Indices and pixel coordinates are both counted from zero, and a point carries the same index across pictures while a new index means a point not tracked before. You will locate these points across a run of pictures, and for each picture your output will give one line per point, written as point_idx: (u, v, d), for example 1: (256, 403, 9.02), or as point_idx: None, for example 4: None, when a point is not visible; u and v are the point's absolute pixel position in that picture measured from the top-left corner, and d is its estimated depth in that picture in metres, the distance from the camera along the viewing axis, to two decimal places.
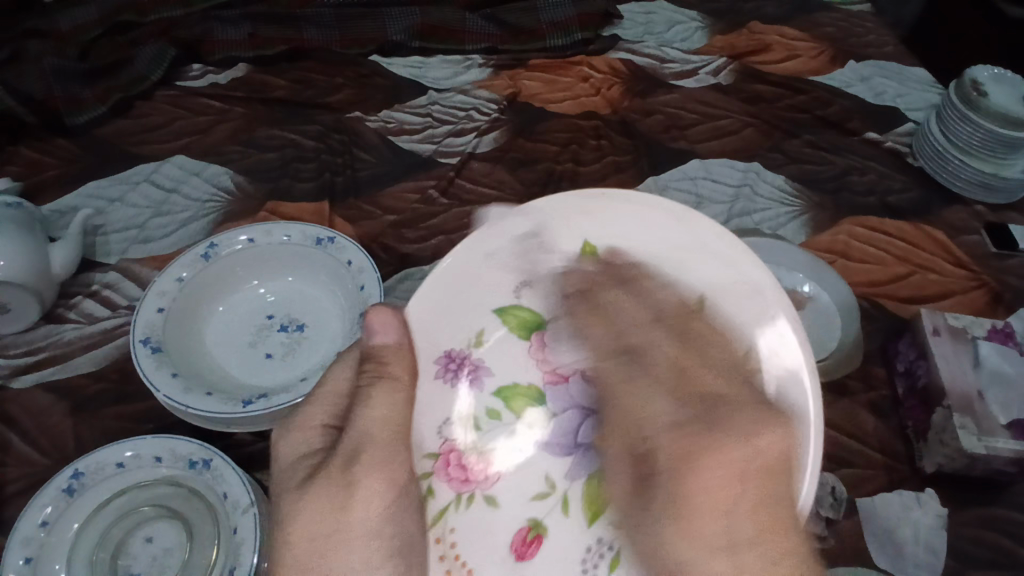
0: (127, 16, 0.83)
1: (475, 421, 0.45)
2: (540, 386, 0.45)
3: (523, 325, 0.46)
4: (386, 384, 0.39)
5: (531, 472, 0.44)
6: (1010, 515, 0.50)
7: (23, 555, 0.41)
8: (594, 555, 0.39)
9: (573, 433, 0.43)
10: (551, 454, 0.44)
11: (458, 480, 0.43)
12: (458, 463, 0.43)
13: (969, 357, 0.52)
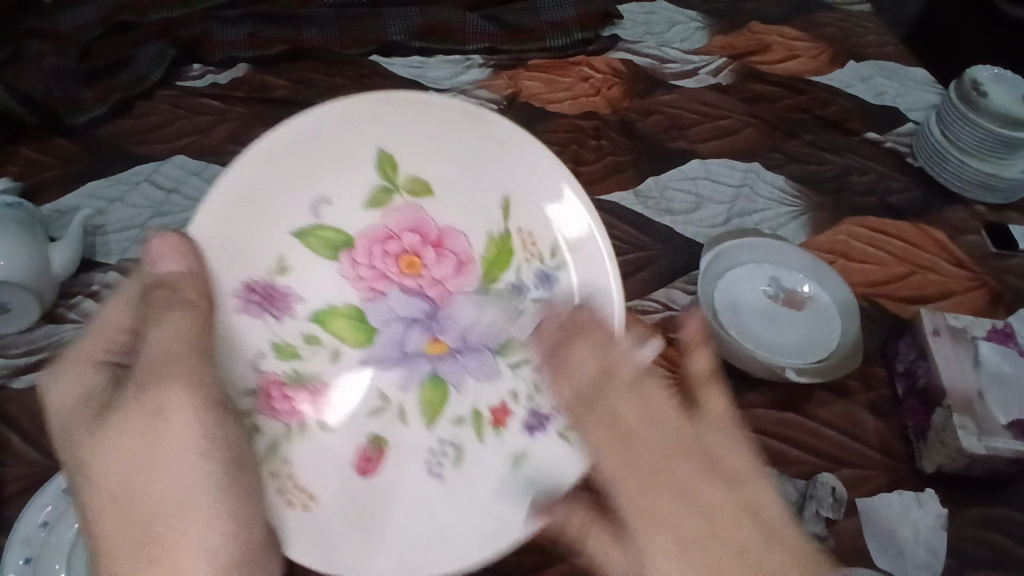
0: (127, 16, 0.82)
1: (293, 347, 0.47)
2: (357, 305, 0.49)
3: (330, 244, 0.48)
4: (190, 317, 0.38)
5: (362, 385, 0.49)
6: (1008, 514, 0.50)
7: (23, 555, 0.41)
8: (437, 455, 0.48)
9: (399, 342, 0.50)
10: (380, 370, 0.50)
11: (285, 409, 0.46)
12: (279, 392, 0.46)
13: (969, 357, 0.52)
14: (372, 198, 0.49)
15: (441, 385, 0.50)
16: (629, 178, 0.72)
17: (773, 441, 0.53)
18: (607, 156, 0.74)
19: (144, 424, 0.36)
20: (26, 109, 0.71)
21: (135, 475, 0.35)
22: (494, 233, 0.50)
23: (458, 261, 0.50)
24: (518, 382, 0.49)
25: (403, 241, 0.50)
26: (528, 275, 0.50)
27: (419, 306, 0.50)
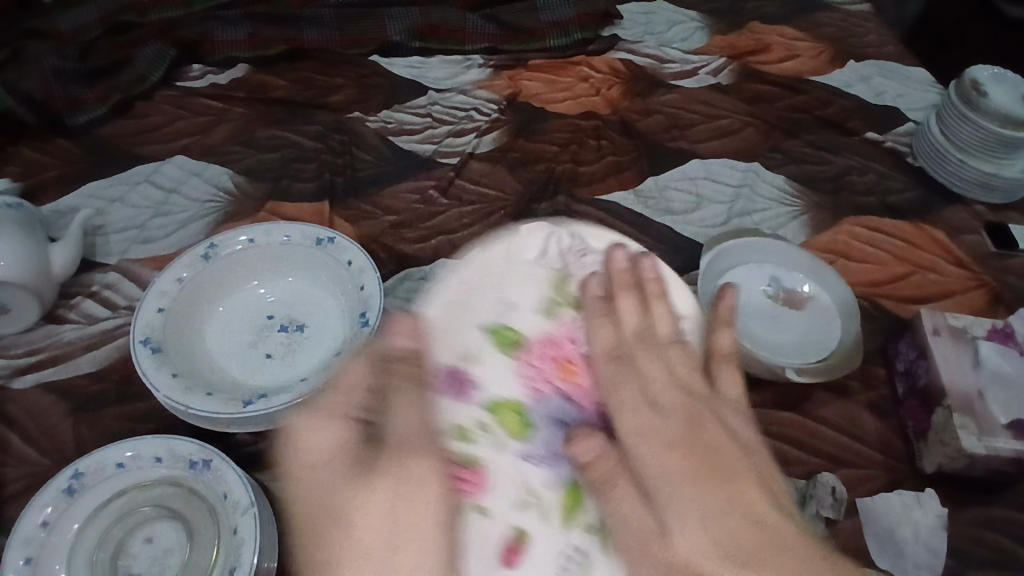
0: (128, 16, 0.82)
1: None
2: None
3: (402, 307, 0.44)
4: (423, 395, 0.35)
5: (448, 414, 0.37)
6: (1009, 515, 0.50)
7: (23, 555, 0.40)
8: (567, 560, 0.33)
9: None
10: None
11: (471, 486, 0.35)
12: (470, 469, 0.35)
13: (969, 357, 0.52)
14: (443, 261, 0.45)
15: (580, 489, 0.35)
16: (629, 178, 0.72)
17: (774, 441, 0.53)
18: (607, 155, 0.74)
19: (349, 447, 0.32)
20: (27, 109, 0.72)
21: (336, 497, 0.31)
22: (566, 324, 0.40)
23: (575, 366, 0.39)
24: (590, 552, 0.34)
25: (563, 351, 0.39)
26: (648, 380, 0.37)
27: (558, 408, 0.37)
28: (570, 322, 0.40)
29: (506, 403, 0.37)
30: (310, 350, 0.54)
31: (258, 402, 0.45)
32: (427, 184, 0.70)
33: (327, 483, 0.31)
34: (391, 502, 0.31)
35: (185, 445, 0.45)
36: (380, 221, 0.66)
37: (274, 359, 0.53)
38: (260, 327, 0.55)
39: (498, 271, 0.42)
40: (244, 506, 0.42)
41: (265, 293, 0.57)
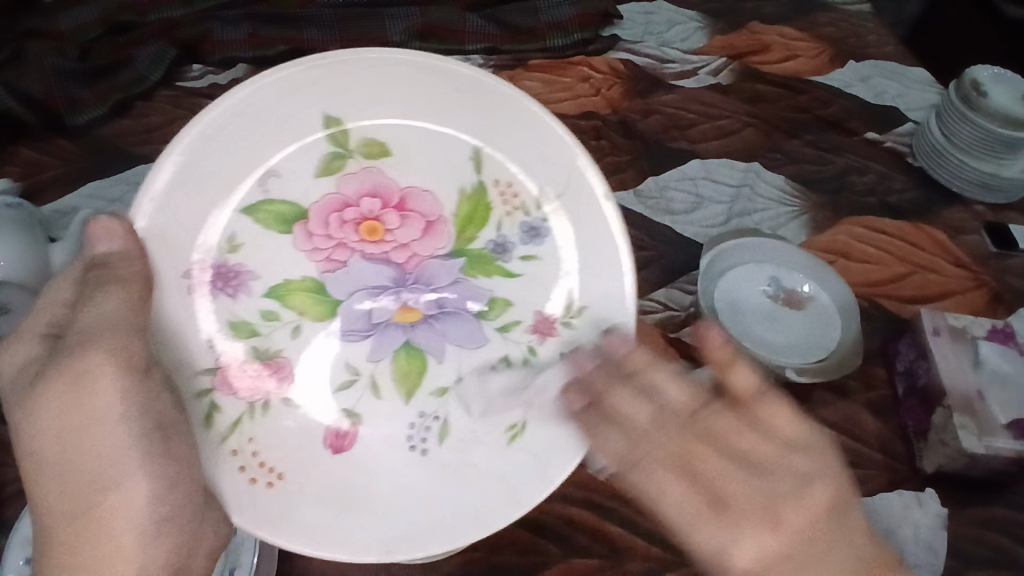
0: (126, 16, 0.82)
1: (251, 326, 0.49)
2: (313, 279, 0.51)
3: (279, 220, 0.49)
4: (126, 296, 0.41)
5: (336, 365, 0.51)
6: (1008, 514, 0.50)
7: (23, 555, 0.41)
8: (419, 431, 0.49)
9: (366, 317, 0.52)
10: (350, 342, 0.51)
11: (244, 392, 0.48)
12: (235, 375, 0.48)
13: (969, 357, 0.52)
14: (321, 165, 0.49)
15: (419, 352, 0.52)
16: (629, 178, 0.72)
17: None
18: (607, 156, 0.74)
19: (83, 409, 0.40)
20: (25, 109, 0.72)
21: (69, 460, 0.39)
22: (466, 187, 0.51)
23: (426, 222, 0.51)
24: (512, 345, 0.52)
25: (362, 208, 0.50)
26: (513, 227, 0.51)
27: (385, 273, 0.51)
28: (469, 180, 0.51)
29: (294, 294, 0.50)
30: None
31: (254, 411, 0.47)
32: None
33: (55, 468, 0.39)
34: (127, 439, 0.41)
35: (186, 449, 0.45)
36: None
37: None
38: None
39: (251, 117, 0.45)
40: None
41: None
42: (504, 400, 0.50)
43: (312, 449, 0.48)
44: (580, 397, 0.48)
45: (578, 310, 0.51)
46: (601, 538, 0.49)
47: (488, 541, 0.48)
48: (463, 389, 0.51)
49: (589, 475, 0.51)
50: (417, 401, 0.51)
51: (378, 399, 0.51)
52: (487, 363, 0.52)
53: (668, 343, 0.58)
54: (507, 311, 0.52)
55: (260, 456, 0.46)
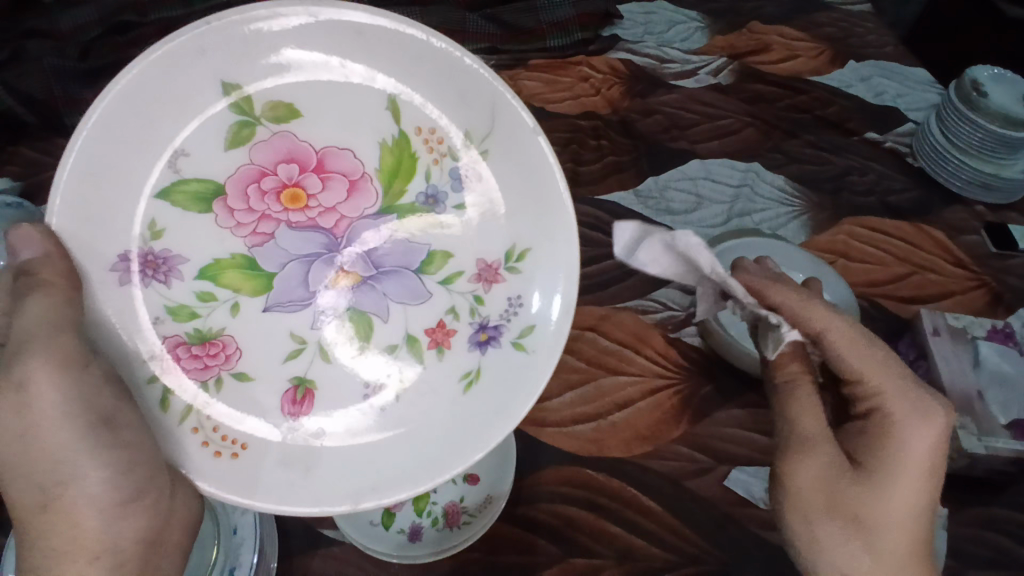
0: (127, 16, 0.82)
1: (185, 308, 0.49)
2: (242, 254, 0.50)
3: (237, 136, 0.48)
4: (52, 295, 0.41)
5: (276, 334, 0.51)
6: (1009, 514, 0.49)
7: None
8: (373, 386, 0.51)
9: (302, 283, 0.52)
10: (286, 311, 0.51)
11: (197, 369, 0.48)
12: (189, 355, 0.48)
13: (969, 358, 0.52)
14: (230, 135, 0.48)
15: (364, 314, 0.53)
16: (628, 178, 0.72)
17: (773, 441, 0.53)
18: (607, 155, 0.74)
19: (30, 411, 0.41)
20: (27, 108, 0.72)
21: (29, 463, 0.41)
22: (388, 139, 0.51)
23: (346, 178, 0.51)
24: (458, 296, 0.52)
25: (279, 176, 0.49)
26: (442, 176, 0.52)
27: (318, 240, 0.52)
28: (417, 181, 0.52)
29: (220, 268, 0.49)
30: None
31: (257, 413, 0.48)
32: None
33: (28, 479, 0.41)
34: (73, 436, 0.42)
35: None
36: None
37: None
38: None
39: (141, 106, 0.43)
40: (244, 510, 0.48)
41: None
42: (446, 348, 0.52)
43: (265, 410, 0.48)
44: (528, 341, 0.49)
45: (518, 252, 0.51)
46: (601, 537, 0.48)
47: (488, 541, 0.48)
48: (419, 344, 0.52)
49: (589, 474, 0.51)
50: (372, 348, 0.52)
51: (326, 363, 0.51)
52: (436, 316, 0.52)
53: (669, 343, 0.58)
54: (454, 277, 0.52)
55: (221, 431, 0.46)
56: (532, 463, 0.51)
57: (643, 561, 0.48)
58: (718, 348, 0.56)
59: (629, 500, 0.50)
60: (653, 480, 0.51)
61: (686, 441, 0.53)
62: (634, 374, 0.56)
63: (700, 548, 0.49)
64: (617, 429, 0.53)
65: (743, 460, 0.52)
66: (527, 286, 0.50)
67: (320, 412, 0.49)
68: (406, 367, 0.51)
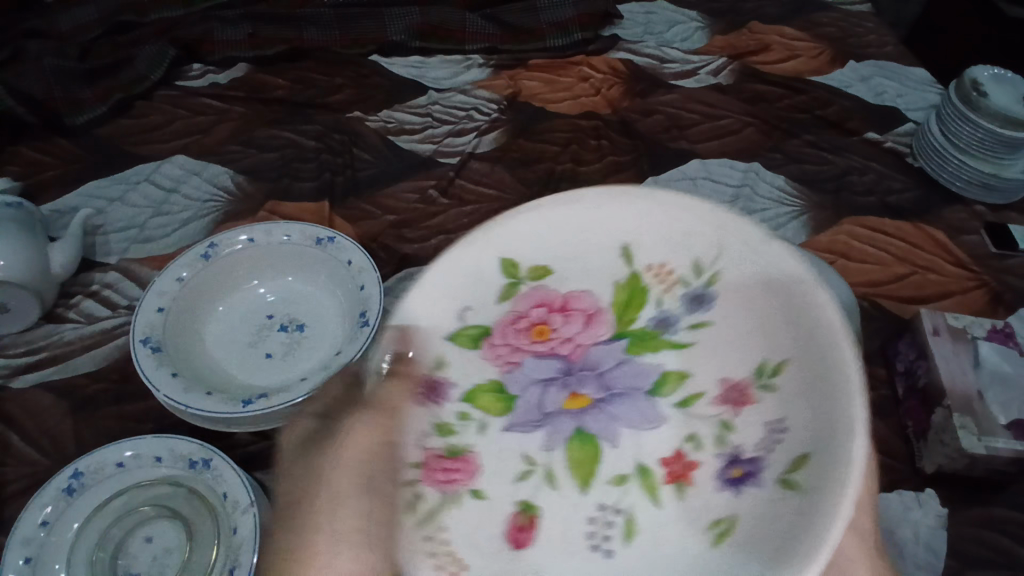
0: (127, 16, 0.83)
1: (446, 426, 0.37)
2: (496, 380, 0.38)
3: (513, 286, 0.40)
4: (372, 425, 0.35)
5: (506, 454, 0.37)
6: (1011, 515, 0.50)
7: (22, 555, 0.40)
8: (599, 527, 0.34)
9: (538, 405, 0.38)
10: (518, 432, 0.37)
11: (441, 478, 0.35)
12: (439, 462, 0.36)
13: (970, 357, 0.52)
14: (502, 291, 0.40)
15: (590, 437, 0.37)
16: (629, 178, 0.72)
17: None
18: (607, 156, 0.74)
19: (359, 464, 0.34)
20: (26, 108, 0.72)
21: (318, 497, 0.34)
22: (621, 279, 0.40)
23: (589, 317, 0.40)
24: (697, 426, 0.36)
25: (533, 318, 0.40)
26: (676, 302, 0.39)
27: (552, 365, 0.39)
28: (618, 269, 0.40)
29: (483, 395, 0.38)
30: (310, 347, 0.54)
31: (258, 401, 0.45)
32: (428, 183, 0.70)
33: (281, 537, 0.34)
34: (358, 507, 0.33)
35: (185, 445, 0.45)
36: (381, 220, 0.66)
37: (272, 357, 0.53)
38: (262, 325, 0.55)
39: (571, 219, 0.40)
40: (244, 505, 0.42)
41: (265, 293, 0.57)
42: (691, 486, 0.34)
43: (488, 536, 0.34)
44: (791, 473, 0.30)
45: (710, 267, 0.38)
46: None
47: None
48: (656, 485, 0.35)
49: None
50: (597, 492, 0.35)
51: (557, 490, 0.36)
52: (671, 445, 0.36)
53: None
54: (660, 349, 0.38)
55: (454, 540, 0.33)
56: None
57: None
58: None
59: None
60: None
61: None
62: None
63: None
64: None
65: None
66: (787, 410, 0.32)
67: (468, 500, 0.35)
68: (637, 509, 0.35)
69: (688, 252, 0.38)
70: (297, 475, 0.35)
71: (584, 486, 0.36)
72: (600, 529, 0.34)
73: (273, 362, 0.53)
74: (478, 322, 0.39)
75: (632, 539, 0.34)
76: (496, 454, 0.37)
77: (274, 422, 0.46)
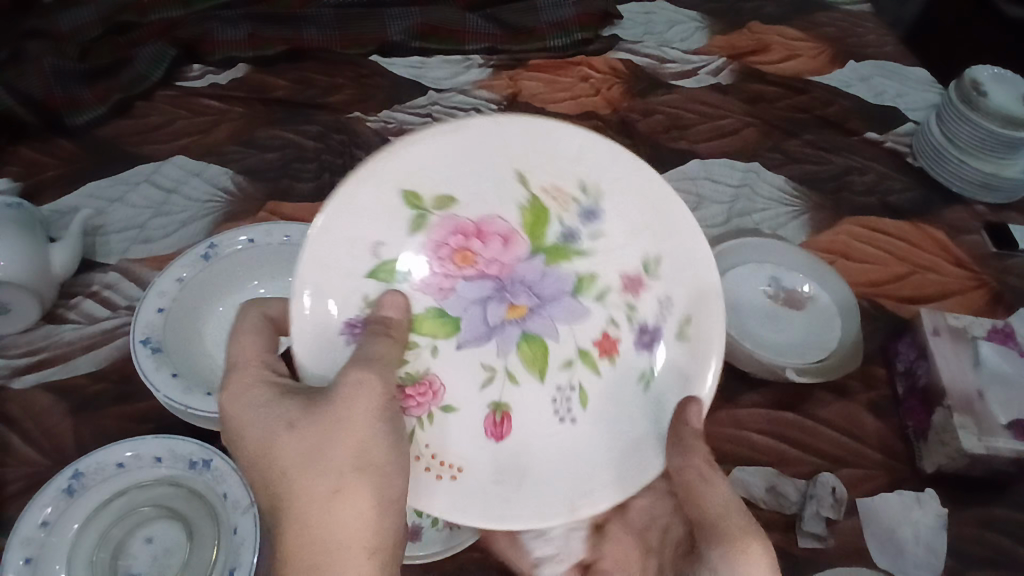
0: (127, 16, 0.82)
1: (412, 369, 0.44)
2: (433, 306, 0.45)
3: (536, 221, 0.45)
4: (370, 383, 0.38)
5: (466, 365, 0.46)
6: (1009, 515, 0.50)
7: (23, 555, 0.40)
8: (563, 400, 0.45)
9: (483, 321, 0.46)
10: (473, 346, 0.46)
11: (416, 403, 0.44)
12: (417, 390, 0.44)
13: (969, 357, 0.52)
14: (524, 218, 0.45)
15: (537, 339, 0.46)
16: None
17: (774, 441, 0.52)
18: None
19: (359, 440, 0.37)
20: (26, 109, 0.72)
21: (309, 495, 0.36)
22: (524, 202, 0.44)
23: (505, 238, 0.45)
24: (609, 309, 0.46)
25: (451, 245, 0.45)
26: (571, 215, 0.45)
27: (484, 286, 0.46)
28: (518, 192, 0.44)
29: (432, 324, 0.45)
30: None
31: None
32: None
33: (288, 447, 0.37)
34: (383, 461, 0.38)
35: (186, 445, 0.45)
36: None
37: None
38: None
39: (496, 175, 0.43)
40: (243, 506, 0.42)
41: (266, 293, 0.57)
42: (616, 355, 0.46)
43: (471, 432, 0.44)
44: (653, 383, 0.45)
45: (655, 259, 0.45)
46: None
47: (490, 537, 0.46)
48: (591, 356, 0.46)
49: None
50: (553, 377, 0.46)
51: (519, 385, 0.46)
52: (599, 327, 0.46)
53: None
54: (577, 258, 0.46)
55: (436, 452, 0.43)
56: None
57: None
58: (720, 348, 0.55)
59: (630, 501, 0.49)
60: None
61: None
62: None
63: None
64: None
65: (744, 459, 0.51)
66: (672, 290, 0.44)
67: (443, 414, 0.44)
68: (585, 381, 0.46)
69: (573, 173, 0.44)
70: (290, 472, 0.37)
71: (538, 370, 0.46)
72: (563, 394, 0.46)
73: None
74: (388, 256, 0.43)
75: (600, 372, 0.46)
76: (455, 364, 0.45)
77: None
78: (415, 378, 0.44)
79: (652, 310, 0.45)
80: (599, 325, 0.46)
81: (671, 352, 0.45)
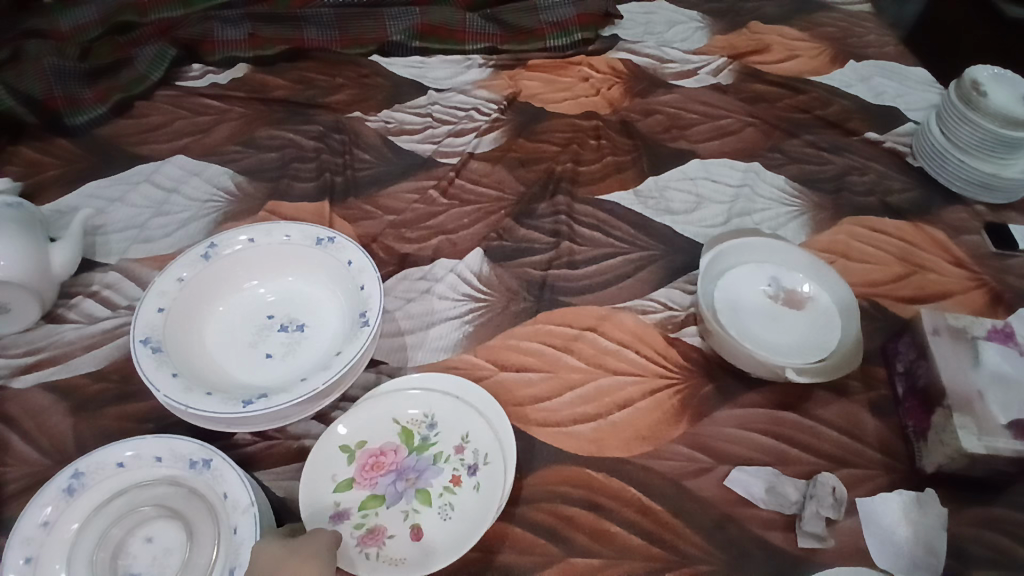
0: (128, 16, 0.82)
1: (361, 527, 0.45)
2: (365, 494, 0.46)
3: (409, 436, 0.49)
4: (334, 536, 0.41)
5: (394, 514, 0.46)
6: (1011, 515, 0.48)
7: (23, 555, 0.40)
8: (447, 510, 0.46)
9: (398, 490, 0.47)
10: (396, 501, 0.46)
11: (370, 541, 0.44)
12: (366, 536, 0.44)
13: (969, 357, 0.52)
14: (401, 439, 0.49)
15: (423, 489, 0.47)
16: (629, 178, 0.72)
17: (773, 440, 0.52)
18: (607, 156, 0.74)
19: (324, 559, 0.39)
20: (26, 109, 0.72)
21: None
22: (396, 430, 0.50)
23: (384, 454, 0.48)
24: (442, 474, 0.47)
25: (369, 455, 0.48)
26: (416, 432, 0.50)
27: (388, 479, 0.47)
28: (392, 429, 0.50)
29: (368, 501, 0.46)
30: (309, 349, 0.54)
31: (258, 401, 0.45)
32: (428, 183, 0.71)
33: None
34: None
35: (186, 445, 0.45)
36: (380, 220, 0.66)
37: (269, 357, 0.53)
38: (260, 325, 0.55)
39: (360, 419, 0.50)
40: (243, 506, 0.42)
41: (265, 292, 0.57)
42: (463, 486, 0.47)
43: (415, 549, 0.44)
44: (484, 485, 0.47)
45: (467, 438, 0.49)
46: (598, 537, 0.46)
47: (488, 540, 0.45)
48: (448, 491, 0.47)
49: (586, 473, 0.49)
50: (435, 506, 0.46)
51: (427, 507, 0.46)
52: (446, 475, 0.47)
53: (669, 343, 0.57)
54: (428, 450, 0.49)
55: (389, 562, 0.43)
56: (525, 460, 0.50)
57: (643, 559, 0.45)
58: (718, 348, 0.55)
59: (630, 500, 0.48)
60: (653, 480, 0.49)
61: (686, 441, 0.52)
62: (632, 374, 0.55)
63: (703, 550, 0.46)
64: (613, 430, 0.52)
65: (743, 460, 0.51)
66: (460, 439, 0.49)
67: (394, 541, 0.44)
68: (436, 514, 0.45)
69: (387, 419, 0.50)
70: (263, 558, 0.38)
71: (429, 500, 0.46)
72: (447, 510, 0.46)
73: (271, 362, 0.53)
74: (348, 475, 0.47)
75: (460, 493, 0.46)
76: (389, 515, 0.45)
77: (271, 422, 0.46)
78: (362, 530, 0.44)
79: (468, 456, 0.48)
80: (453, 470, 0.48)
81: (493, 476, 0.47)
